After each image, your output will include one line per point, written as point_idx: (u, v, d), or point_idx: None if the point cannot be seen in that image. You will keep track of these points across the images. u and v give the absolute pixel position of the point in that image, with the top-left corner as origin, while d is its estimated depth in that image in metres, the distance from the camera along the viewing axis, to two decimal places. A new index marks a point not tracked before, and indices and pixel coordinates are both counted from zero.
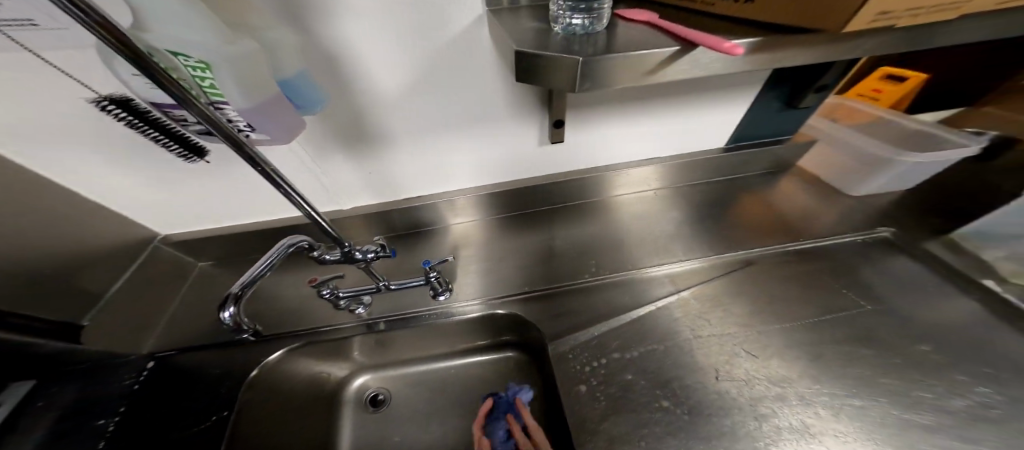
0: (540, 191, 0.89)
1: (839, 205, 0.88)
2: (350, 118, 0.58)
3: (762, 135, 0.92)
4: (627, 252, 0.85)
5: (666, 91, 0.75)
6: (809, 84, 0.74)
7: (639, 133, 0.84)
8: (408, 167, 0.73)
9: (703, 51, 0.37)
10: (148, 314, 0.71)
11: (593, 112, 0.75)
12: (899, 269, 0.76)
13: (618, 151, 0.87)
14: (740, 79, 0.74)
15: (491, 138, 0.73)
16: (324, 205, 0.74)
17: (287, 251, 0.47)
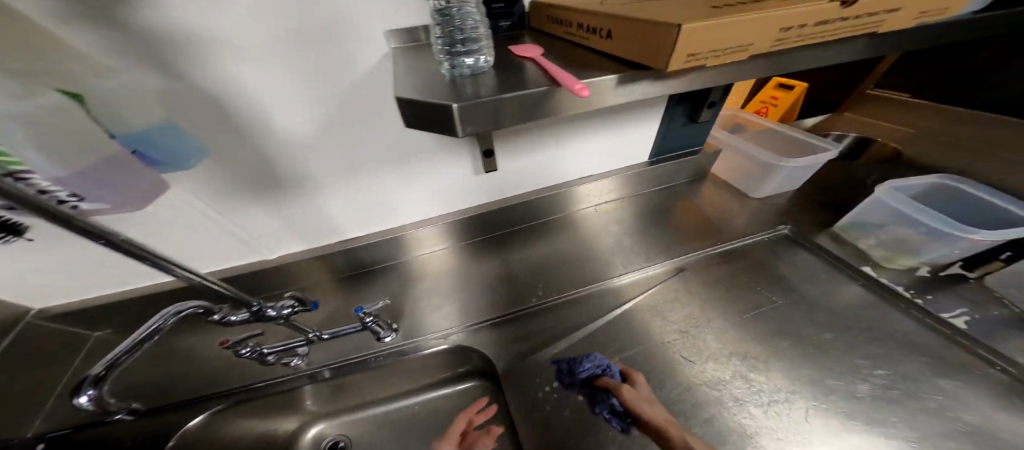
0: (502, 215, 0.90)
1: (753, 207, 0.97)
2: (256, 164, 0.55)
3: (681, 147, 0.99)
4: (579, 268, 0.86)
5: (584, 114, 0.80)
6: (702, 99, 0.84)
7: (569, 155, 0.88)
8: (337, 209, 0.70)
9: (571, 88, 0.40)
10: (31, 395, 0.61)
11: (520, 140, 0.78)
12: (802, 262, 0.84)
13: (568, 168, 0.91)
14: (644, 101, 0.82)
15: (422, 172, 0.72)
16: (245, 257, 0.69)
17: (171, 320, 0.40)
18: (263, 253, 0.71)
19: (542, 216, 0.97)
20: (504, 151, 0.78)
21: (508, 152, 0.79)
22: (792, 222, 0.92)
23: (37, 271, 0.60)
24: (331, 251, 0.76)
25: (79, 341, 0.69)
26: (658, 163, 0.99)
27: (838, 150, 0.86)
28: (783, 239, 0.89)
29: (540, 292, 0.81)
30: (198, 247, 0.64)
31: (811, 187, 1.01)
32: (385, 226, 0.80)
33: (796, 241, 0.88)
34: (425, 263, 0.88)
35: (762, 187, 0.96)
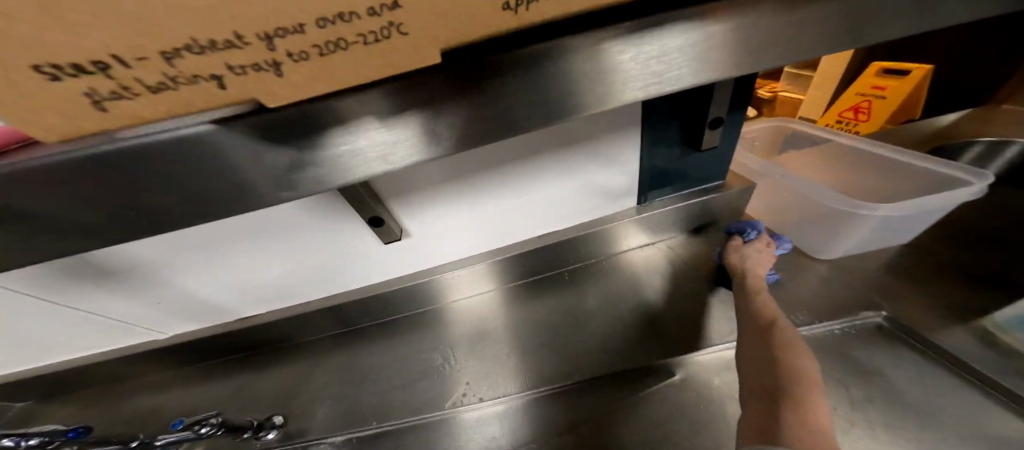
0: (545, 255, 0.71)
1: (822, 269, 0.59)
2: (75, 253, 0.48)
3: (689, 183, 0.67)
4: (582, 346, 0.62)
5: (512, 147, 0.56)
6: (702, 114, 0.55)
7: (514, 207, 0.65)
8: (215, 288, 0.59)
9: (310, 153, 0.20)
10: None
11: (428, 190, 0.59)
12: (920, 383, 0.46)
13: (582, 201, 0.67)
14: (602, 124, 0.55)
15: (302, 244, 0.58)
16: (136, 337, 0.63)
17: None
18: (157, 333, 0.64)
19: (497, 282, 0.75)
20: (405, 212, 0.61)
21: (414, 211, 0.61)
22: (899, 303, 0.53)
23: None
24: (229, 330, 0.65)
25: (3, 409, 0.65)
26: (654, 207, 0.68)
27: (988, 185, 0.48)
28: (873, 336, 0.51)
29: (469, 393, 0.61)
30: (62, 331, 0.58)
31: (922, 238, 0.62)
32: (293, 299, 0.67)
33: (896, 340, 0.50)
34: (348, 340, 0.74)
35: (835, 245, 0.59)
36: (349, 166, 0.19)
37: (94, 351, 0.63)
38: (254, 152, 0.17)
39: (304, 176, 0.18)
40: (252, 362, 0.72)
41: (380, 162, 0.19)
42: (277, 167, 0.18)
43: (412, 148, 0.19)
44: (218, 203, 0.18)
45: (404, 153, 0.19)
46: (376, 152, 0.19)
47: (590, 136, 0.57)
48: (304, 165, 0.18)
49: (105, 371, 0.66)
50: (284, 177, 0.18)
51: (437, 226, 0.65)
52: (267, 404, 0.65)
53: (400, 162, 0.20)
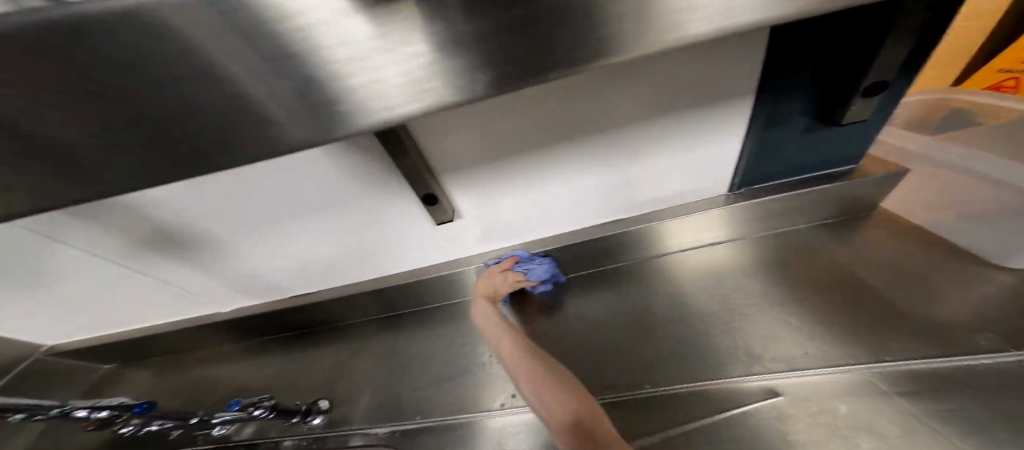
0: (598, 247, 0.61)
1: (1016, 284, 0.43)
2: (139, 223, 0.47)
3: (805, 169, 0.51)
4: (657, 356, 0.51)
5: (592, 82, 0.43)
6: (848, 80, 0.40)
7: (572, 194, 0.56)
8: (267, 264, 0.57)
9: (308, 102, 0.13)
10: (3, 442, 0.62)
11: (475, 163, 0.51)
12: None
13: (665, 185, 0.55)
14: (711, 90, 0.43)
15: (348, 222, 0.54)
16: (198, 309, 0.63)
17: None
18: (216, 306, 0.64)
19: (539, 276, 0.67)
20: (459, 187, 0.53)
21: (467, 189, 0.54)
22: None
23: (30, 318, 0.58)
24: (282, 309, 0.64)
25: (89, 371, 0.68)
26: (754, 196, 0.53)
27: None
28: None
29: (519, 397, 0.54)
30: (130, 300, 0.59)
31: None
32: (337, 280, 0.64)
33: None
34: (393, 325, 0.71)
35: None
36: (359, 103, 0.14)
37: (163, 320, 0.65)
38: (237, 56, 0.12)
39: (310, 108, 0.14)
40: (302, 342, 0.71)
41: (396, 100, 0.14)
42: (276, 90, 0.13)
43: (451, 78, 0.14)
44: (221, 140, 0.14)
45: (431, 87, 0.14)
46: (393, 82, 0.14)
47: (692, 101, 0.44)
48: (309, 93, 0.13)
49: (167, 341, 0.67)
50: (292, 104, 0.13)
51: (478, 212, 0.57)
52: (313, 387, 0.64)
53: (422, 102, 0.14)
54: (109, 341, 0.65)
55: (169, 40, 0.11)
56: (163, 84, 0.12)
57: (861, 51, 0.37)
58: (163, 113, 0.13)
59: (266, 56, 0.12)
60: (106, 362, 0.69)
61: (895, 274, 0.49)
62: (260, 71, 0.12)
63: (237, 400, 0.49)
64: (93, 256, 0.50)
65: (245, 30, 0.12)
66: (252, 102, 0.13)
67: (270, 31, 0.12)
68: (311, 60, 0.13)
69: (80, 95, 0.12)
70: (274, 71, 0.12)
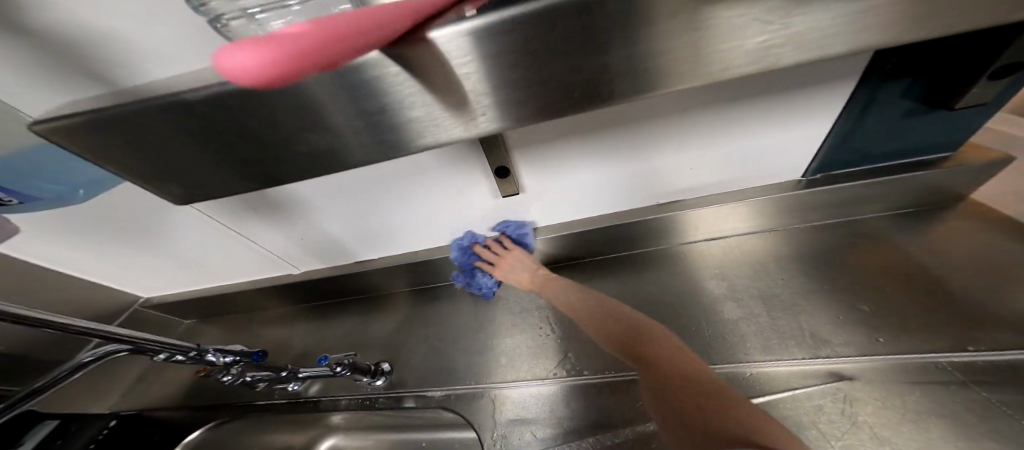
0: (643, 230, 0.62)
1: None
2: None
3: (891, 153, 0.49)
4: (716, 336, 0.53)
5: (665, 99, 0.45)
6: (974, 61, 0.37)
7: (614, 191, 0.58)
8: (341, 231, 0.59)
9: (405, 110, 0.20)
10: (101, 384, 0.68)
11: (557, 142, 0.51)
12: None
13: (742, 168, 0.54)
14: (827, 65, 0.40)
15: (420, 193, 0.55)
16: (275, 270, 0.67)
17: (103, 357, 0.34)
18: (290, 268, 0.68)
19: (572, 256, 0.68)
20: (527, 165, 0.53)
21: (535, 169, 0.54)
22: None
23: (127, 274, 0.62)
24: (350, 273, 0.66)
25: (175, 325, 0.74)
26: (833, 182, 0.52)
27: None
28: None
29: (566, 366, 0.56)
30: (213, 259, 0.62)
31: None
32: (399, 249, 0.66)
33: None
34: (446, 296, 0.73)
35: None
36: (429, 128, 0.21)
37: (243, 279, 0.69)
38: (343, 110, 0.20)
39: (379, 136, 0.22)
40: (360, 308, 0.75)
41: (446, 129, 0.21)
42: (359, 126, 0.21)
43: (492, 118, 0.21)
44: (308, 158, 0.23)
45: (477, 123, 0.21)
46: (443, 122, 0.21)
47: (796, 82, 0.42)
48: (382, 120, 0.21)
49: (241, 300, 0.71)
50: (364, 135, 0.22)
51: (541, 191, 0.58)
52: (374, 350, 0.67)
53: (467, 132, 0.22)
54: (191, 298, 0.69)
55: (300, 104, 0.19)
56: (288, 124, 0.20)
57: (983, 46, 0.35)
58: (278, 141, 0.21)
59: (363, 107, 0.20)
60: (187, 318, 0.74)
61: (982, 266, 0.47)
62: (349, 116, 0.20)
63: (325, 356, 0.53)
64: (193, 216, 0.53)
65: (352, 94, 0.19)
66: (336, 136, 0.21)
67: (369, 93, 0.19)
68: (393, 108, 0.20)
69: (236, 130, 0.20)
70: (362, 115, 0.20)
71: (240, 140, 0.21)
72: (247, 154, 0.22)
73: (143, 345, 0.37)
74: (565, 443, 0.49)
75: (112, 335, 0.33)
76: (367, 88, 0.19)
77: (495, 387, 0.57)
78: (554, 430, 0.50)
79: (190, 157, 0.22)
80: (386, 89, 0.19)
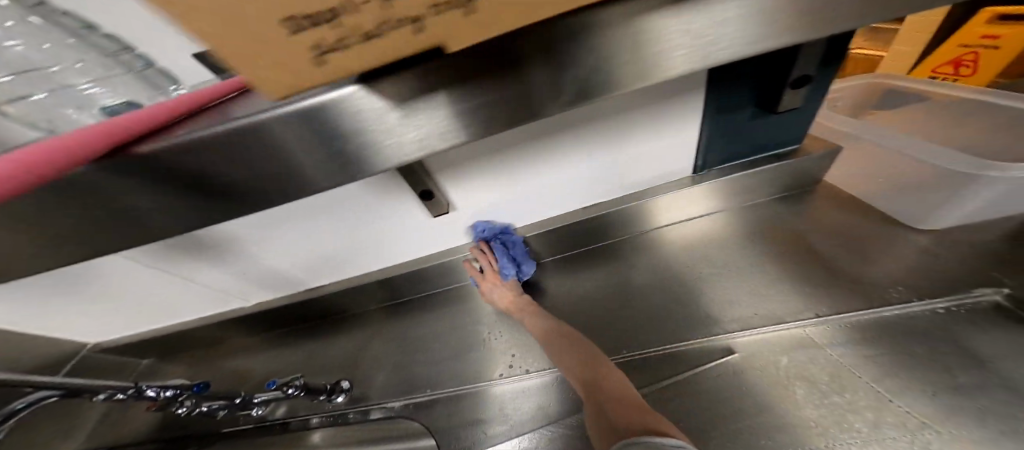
0: (574, 236, 0.66)
1: (931, 244, 0.47)
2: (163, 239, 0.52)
3: (757, 146, 0.56)
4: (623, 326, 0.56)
5: (552, 121, 0.51)
6: (784, 72, 0.45)
7: (544, 200, 0.62)
8: (279, 266, 0.62)
9: (374, 133, 0.18)
10: (64, 429, 0.71)
11: (479, 165, 0.54)
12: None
13: (640, 170, 0.59)
14: (671, 82, 0.48)
15: (350, 225, 0.59)
16: (227, 304, 0.71)
17: (35, 404, 0.38)
18: (240, 301, 0.71)
19: None
20: (454, 185, 0.56)
21: (464, 188, 0.57)
22: None
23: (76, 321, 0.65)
24: (299, 300, 0.70)
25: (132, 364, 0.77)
26: (714, 177, 0.59)
27: None
28: (992, 315, 0.41)
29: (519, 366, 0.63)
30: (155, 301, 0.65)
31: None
32: (342, 276, 0.70)
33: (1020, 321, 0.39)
34: (396, 312, 0.78)
35: (939, 215, 0.46)
36: (387, 155, 0.19)
37: (197, 315, 0.72)
38: (305, 146, 0.18)
39: (343, 158, 0.19)
40: (319, 332, 0.79)
41: (406, 145, 0.19)
42: (321, 154, 0.18)
43: (457, 128, 0.19)
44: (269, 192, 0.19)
45: (441, 134, 0.19)
46: (401, 136, 0.18)
47: (654, 97, 0.49)
48: (347, 157, 0.19)
49: (197, 335, 0.75)
50: (326, 169, 0.19)
51: (466, 213, 0.61)
52: (335, 370, 0.72)
53: (428, 146, 0.19)
54: (146, 338, 0.73)
55: (251, 141, 0.17)
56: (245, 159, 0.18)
57: (783, 61, 0.44)
58: (233, 175, 0.18)
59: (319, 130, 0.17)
60: (146, 356, 0.78)
61: (853, 239, 0.52)
62: (311, 141, 0.18)
63: (275, 380, 0.56)
64: (129, 268, 0.56)
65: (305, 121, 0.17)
66: (295, 166, 0.18)
67: (335, 129, 0.17)
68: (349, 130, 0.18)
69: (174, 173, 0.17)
70: (320, 140, 0.18)
71: (182, 180, 0.18)
72: (201, 200, 0.19)
73: (77, 390, 0.40)
74: (550, 424, 0.55)
75: (33, 383, 0.35)
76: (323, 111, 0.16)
77: (485, 385, 0.62)
78: (543, 415, 0.56)
79: (99, 214, 0.18)
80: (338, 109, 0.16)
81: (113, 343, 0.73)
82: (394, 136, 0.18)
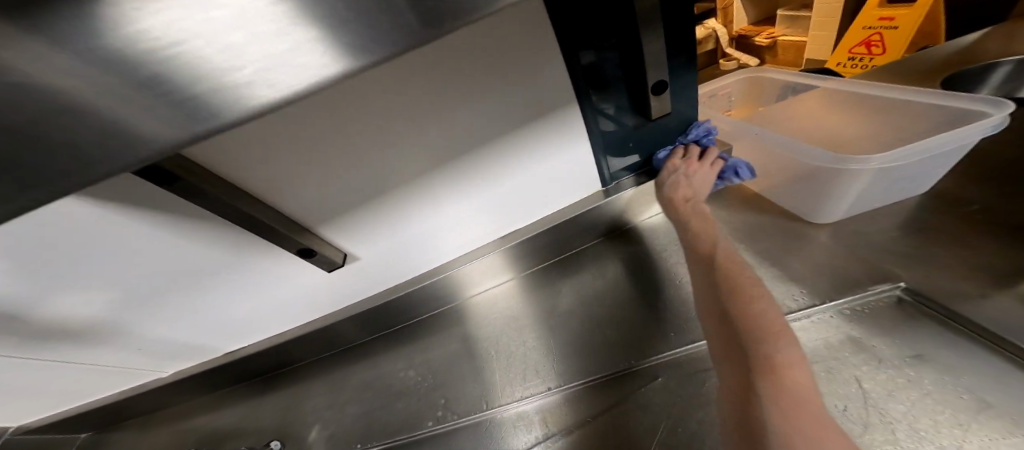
0: (497, 260, 0.64)
1: (827, 240, 0.44)
2: (38, 326, 0.49)
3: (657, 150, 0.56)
4: (550, 360, 0.57)
5: (376, 81, 0.39)
6: (641, 81, 0.46)
7: (449, 216, 0.56)
8: (185, 331, 0.59)
9: (184, 14, 0.10)
10: None
11: (388, 185, 0.48)
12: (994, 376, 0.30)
13: (552, 185, 0.57)
14: (549, 96, 0.47)
15: (251, 282, 0.55)
16: (142, 377, 0.66)
17: None
18: (158, 372, 0.67)
19: (439, 303, 0.70)
20: (342, 235, 0.51)
21: (351, 233, 0.52)
22: (946, 265, 0.37)
23: None
24: (217, 366, 0.67)
25: (67, 441, 0.72)
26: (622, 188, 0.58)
27: (1008, 116, 0.32)
28: (894, 312, 0.36)
29: (453, 411, 0.57)
30: (61, 385, 0.61)
31: (977, 158, 0.45)
32: (263, 335, 0.66)
33: (919, 316, 0.35)
34: (330, 362, 0.72)
35: (828, 208, 0.43)
36: (246, 79, 0.12)
37: (114, 391, 0.67)
38: (80, 76, 0.10)
39: (163, 103, 0.11)
40: (250, 391, 0.73)
41: (283, 70, 0.12)
42: (116, 91, 0.10)
43: (337, 33, 0.12)
44: (59, 156, 0.11)
45: (316, 45, 0.12)
46: (255, 57, 0.11)
47: (539, 114, 0.48)
48: (163, 88, 0.11)
49: (120, 409, 0.70)
50: (149, 111, 0.11)
51: (379, 257, 0.58)
52: (263, 432, 0.65)
53: (310, 71, 0.12)
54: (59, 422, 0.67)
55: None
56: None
57: (637, 64, 0.45)
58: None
59: (49, 37, 0.09)
60: (73, 436, 0.72)
61: (766, 230, 0.48)
62: (73, 65, 0.10)
63: None
64: (8, 361, 0.52)
65: (37, 9, 0.09)
66: (82, 102, 0.10)
67: (125, 42, 0.10)
68: (132, 43, 0.10)
69: None
70: (100, 57, 0.10)
71: None
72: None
73: None
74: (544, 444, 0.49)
75: None
76: None
77: (481, 418, 0.55)
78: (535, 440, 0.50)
79: None
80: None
81: (30, 426, 0.67)
82: (249, 33, 0.11)
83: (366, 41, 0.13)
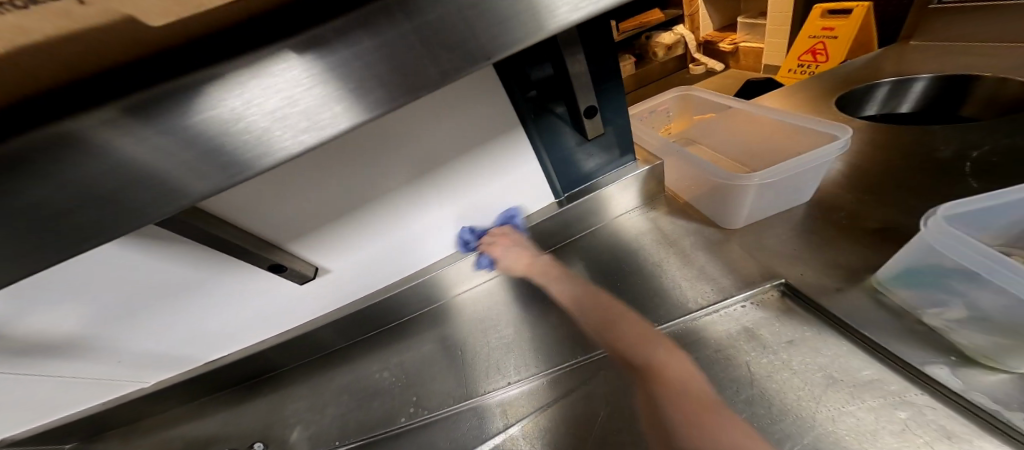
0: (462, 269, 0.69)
1: (739, 241, 0.50)
2: (22, 343, 0.52)
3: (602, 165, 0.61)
4: (511, 357, 0.62)
5: None
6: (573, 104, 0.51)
7: (421, 227, 0.60)
8: (165, 343, 0.62)
9: (245, 99, 0.15)
10: None
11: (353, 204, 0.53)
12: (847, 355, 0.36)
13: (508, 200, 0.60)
14: (489, 120, 0.51)
15: (226, 295, 0.59)
16: (124, 387, 0.69)
17: None
18: (141, 381, 0.70)
19: (410, 309, 0.74)
20: (312, 251, 0.56)
21: (320, 248, 0.56)
22: (827, 260, 0.43)
23: None
24: (198, 375, 0.70)
25: None
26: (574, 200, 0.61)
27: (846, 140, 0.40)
28: (781, 304, 0.42)
29: (423, 409, 0.62)
30: (46, 397, 0.64)
31: (870, 166, 0.52)
32: (241, 344, 0.69)
33: (799, 308, 0.41)
34: (309, 368, 0.76)
35: (735, 216, 0.50)
36: (277, 138, 0.16)
37: (98, 401, 0.70)
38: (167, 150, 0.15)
39: (213, 161, 0.16)
40: (233, 398, 0.76)
41: (307, 128, 0.17)
42: (181, 156, 0.15)
43: (344, 101, 0.17)
44: (129, 212, 0.15)
45: (331, 110, 0.17)
46: (288, 123, 0.16)
47: (484, 136, 0.52)
48: (218, 151, 0.16)
49: (105, 419, 0.73)
50: (203, 171, 0.16)
51: (351, 269, 0.62)
52: (247, 435, 0.69)
53: (327, 127, 0.17)
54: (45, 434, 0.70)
55: (82, 139, 0.13)
56: (84, 169, 0.14)
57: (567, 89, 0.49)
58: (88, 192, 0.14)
59: (151, 121, 0.14)
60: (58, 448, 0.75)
61: (692, 234, 0.55)
62: (158, 140, 0.14)
63: None
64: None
65: (152, 111, 0.14)
66: (146, 166, 0.15)
67: (201, 124, 0.15)
68: (203, 124, 0.15)
69: None
70: (183, 136, 0.15)
71: None
72: None
73: None
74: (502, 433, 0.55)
75: None
76: (162, 99, 0.14)
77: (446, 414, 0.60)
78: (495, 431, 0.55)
79: None
80: (173, 90, 0.14)
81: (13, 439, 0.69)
82: (287, 105, 0.16)
83: (364, 103, 0.17)
